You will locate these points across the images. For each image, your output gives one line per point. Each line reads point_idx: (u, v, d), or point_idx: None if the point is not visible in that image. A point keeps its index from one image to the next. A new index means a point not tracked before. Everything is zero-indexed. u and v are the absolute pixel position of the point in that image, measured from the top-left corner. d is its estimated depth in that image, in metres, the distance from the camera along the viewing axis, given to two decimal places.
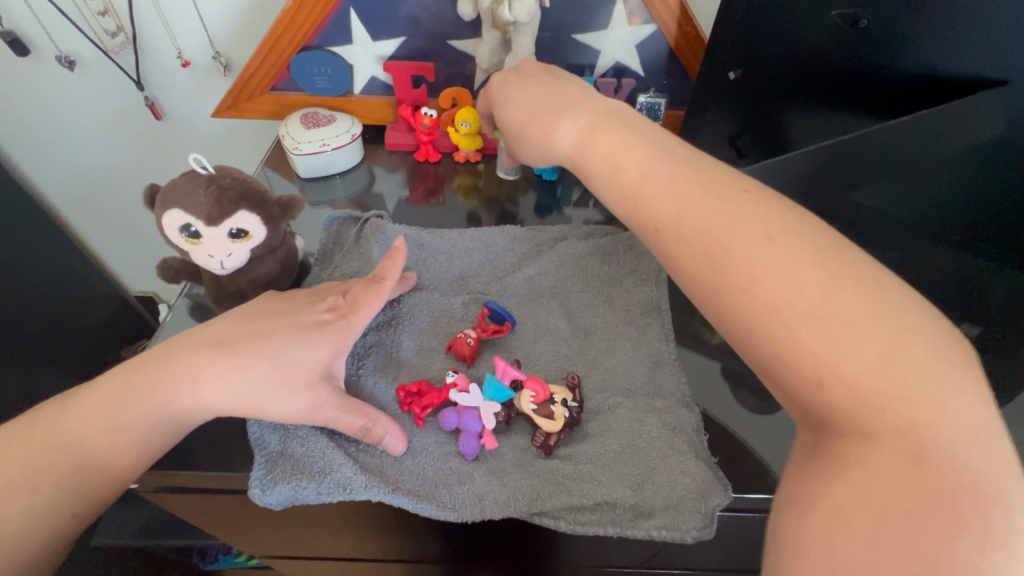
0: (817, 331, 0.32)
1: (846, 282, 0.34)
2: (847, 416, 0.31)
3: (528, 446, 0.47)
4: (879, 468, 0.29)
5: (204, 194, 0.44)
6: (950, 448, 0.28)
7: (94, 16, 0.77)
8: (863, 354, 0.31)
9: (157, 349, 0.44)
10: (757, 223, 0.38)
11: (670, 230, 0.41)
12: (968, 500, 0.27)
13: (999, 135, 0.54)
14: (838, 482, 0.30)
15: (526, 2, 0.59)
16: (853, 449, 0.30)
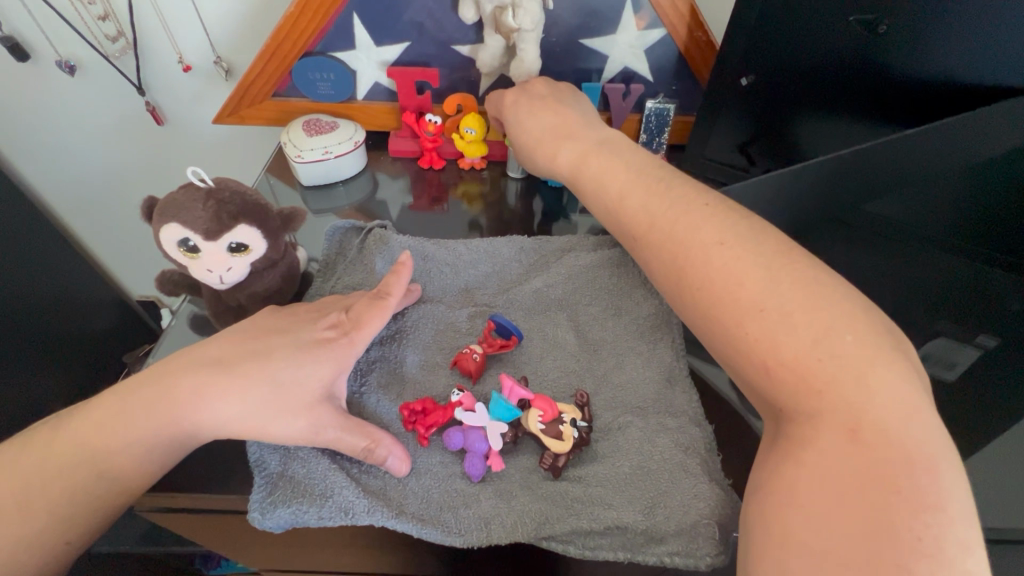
0: (766, 327, 0.35)
1: (787, 279, 0.36)
2: (801, 405, 0.33)
3: (536, 468, 0.46)
4: (829, 450, 0.31)
5: (202, 208, 0.43)
6: (888, 427, 0.30)
7: (94, 21, 0.76)
8: (804, 344, 0.34)
9: (154, 368, 0.43)
10: (712, 229, 0.41)
11: (641, 234, 0.45)
12: (905, 474, 0.29)
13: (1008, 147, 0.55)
14: (796, 466, 0.31)
15: (531, 8, 0.58)
16: (802, 432, 0.32)
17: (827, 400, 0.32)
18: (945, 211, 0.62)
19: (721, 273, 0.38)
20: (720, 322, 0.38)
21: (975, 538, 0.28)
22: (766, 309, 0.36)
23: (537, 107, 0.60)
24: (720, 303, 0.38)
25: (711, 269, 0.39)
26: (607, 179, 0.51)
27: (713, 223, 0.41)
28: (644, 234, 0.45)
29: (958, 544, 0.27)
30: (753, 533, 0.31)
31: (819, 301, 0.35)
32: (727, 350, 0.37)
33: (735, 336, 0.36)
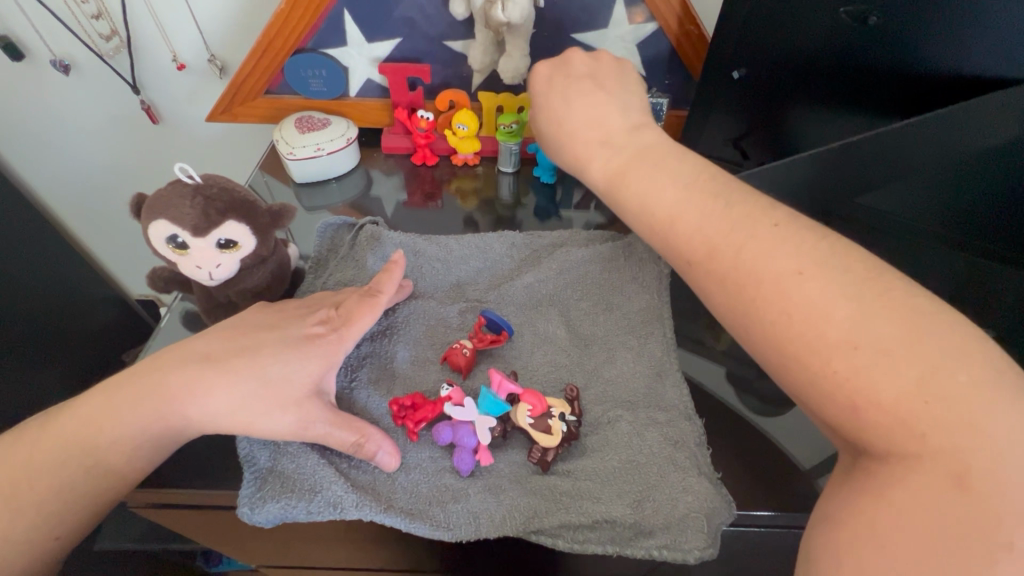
0: (858, 367, 0.31)
1: (882, 309, 0.32)
2: (900, 450, 0.29)
3: (525, 462, 0.46)
4: (925, 494, 0.28)
5: (189, 204, 0.43)
6: (1007, 480, 0.27)
7: (88, 19, 0.76)
8: (906, 388, 0.30)
9: (145, 364, 0.43)
10: (786, 250, 0.36)
11: (699, 257, 0.40)
12: (1019, 531, 0.26)
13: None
14: (880, 505, 0.29)
15: (519, 3, 0.58)
16: (895, 473, 0.29)
17: (934, 448, 0.28)
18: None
19: (804, 305, 0.34)
20: (802, 359, 0.33)
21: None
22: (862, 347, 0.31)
23: (571, 100, 0.53)
24: (795, 337, 0.33)
25: (789, 303, 0.34)
26: (655, 189, 0.44)
27: (789, 242, 0.36)
28: (702, 255, 0.39)
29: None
30: (824, 571, 0.29)
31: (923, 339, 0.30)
32: (808, 388, 0.33)
33: (814, 370, 0.32)
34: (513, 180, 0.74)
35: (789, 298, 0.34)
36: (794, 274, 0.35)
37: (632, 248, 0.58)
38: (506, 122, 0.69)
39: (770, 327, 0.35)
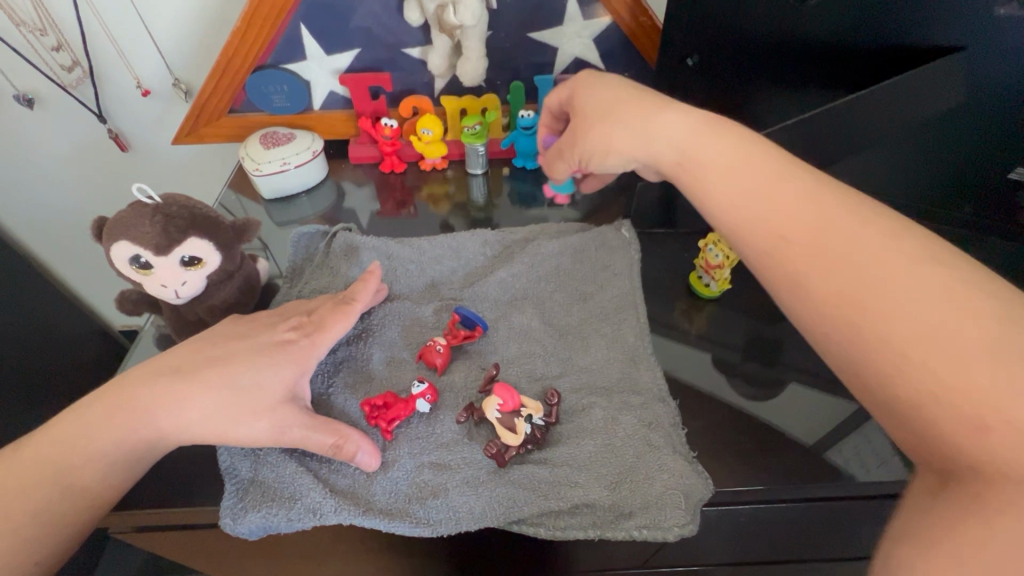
0: (881, 314, 0.30)
1: (910, 266, 0.31)
2: (967, 450, 0.26)
3: (482, 458, 0.45)
4: (997, 509, 0.24)
5: (150, 224, 0.44)
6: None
7: (48, 52, 0.76)
8: (979, 371, 0.26)
9: (117, 382, 0.43)
10: (855, 222, 0.34)
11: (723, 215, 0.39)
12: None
13: (972, 95, 0.54)
14: (952, 523, 0.25)
15: (471, 4, 0.58)
16: (969, 486, 0.25)
17: (1009, 447, 0.25)
18: (918, 179, 0.62)
19: (863, 270, 0.32)
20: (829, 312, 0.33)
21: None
22: (931, 323, 0.28)
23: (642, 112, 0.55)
24: (811, 280, 0.34)
25: (855, 263, 0.32)
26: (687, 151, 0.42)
27: (861, 219, 0.34)
28: (749, 218, 0.38)
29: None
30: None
31: (1001, 312, 0.28)
32: (837, 335, 0.32)
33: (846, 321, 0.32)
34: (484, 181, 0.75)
35: (848, 256, 0.33)
36: (846, 243, 0.33)
37: (603, 237, 0.60)
38: (470, 123, 0.70)
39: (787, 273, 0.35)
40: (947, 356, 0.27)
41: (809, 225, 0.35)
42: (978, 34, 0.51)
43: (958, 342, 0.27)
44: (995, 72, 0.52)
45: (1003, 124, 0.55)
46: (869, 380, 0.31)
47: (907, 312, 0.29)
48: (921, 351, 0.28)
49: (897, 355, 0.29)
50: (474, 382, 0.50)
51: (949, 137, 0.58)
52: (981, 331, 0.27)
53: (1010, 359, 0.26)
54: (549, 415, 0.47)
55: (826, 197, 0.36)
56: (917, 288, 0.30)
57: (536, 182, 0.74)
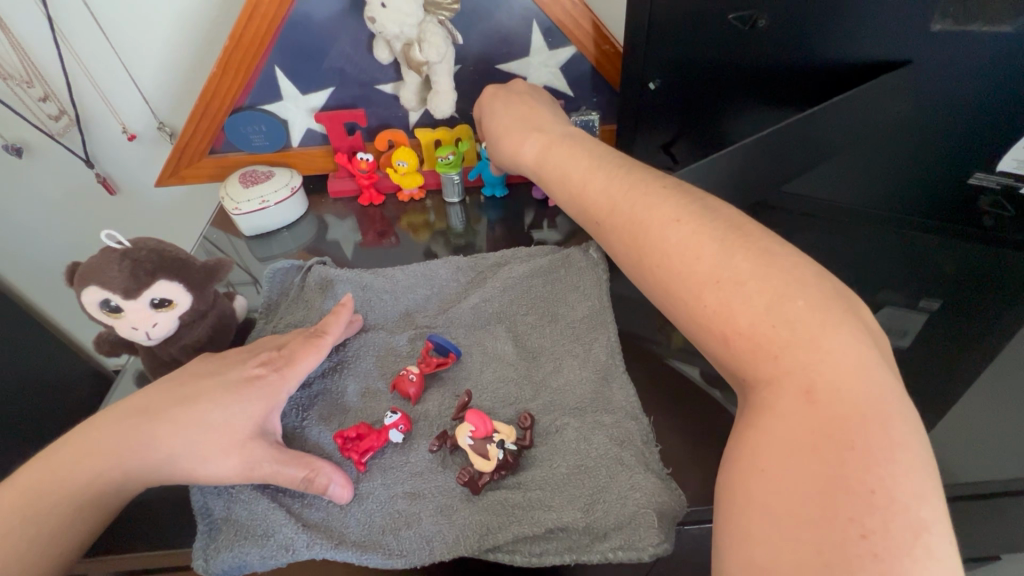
0: (723, 297, 0.34)
1: (743, 249, 0.35)
2: (759, 372, 0.32)
3: (457, 487, 0.45)
4: (785, 412, 0.30)
5: (118, 270, 0.45)
6: (839, 384, 0.30)
7: (36, 102, 0.78)
8: (758, 313, 0.33)
9: (93, 424, 0.44)
10: (669, 209, 0.40)
11: (605, 218, 0.44)
12: (855, 425, 0.28)
13: (924, 106, 0.56)
14: (757, 432, 0.31)
15: (435, 41, 0.61)
16: (762, 398, 0.32)
17: (784, 364, 0.31)
18: (885, 187, 0.64)
19: (676, 250, 0.37)
20: (682, 300, 0.36)
21: (930, 487, 0.27)
22: (723, 279, 0.34)
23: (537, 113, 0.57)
24: (674, 279, 0.37)
25: (668, 247, 0.38)
26: (570, 168, 0.49)
27: (674, 205, 0.40)
28: (608, 219, 0.43)
29: (914, 492, 0.26)
30: (721, 497, 0.30)
31: (768, 261, 0.34)
32: (667, 305, 0.38)
33: (695, 310, 0.35)
34: (460, 209, 0.76)
35: (665, 241, 0.38)
36: (691, 238, 0.37)
37: (572, 258, 0.61)
38: (444, 153, 0.71)
39: (657, 271, 0.38)
40: (736, 305, 0.34)
41: (641, 220, 0.40)
42: (920, 51, 0.52)
43: (785, 314, 0.32)
44: (944, 84, 0.54)
45: (958, 132, 0.57)
46: (694, 336, 0.36)
47: (710, 275, 0.35)
48: (722, 305, 0.34)
49: (705, 311, 0.35)
50: (449, 410, 0.50)
51: (908, 145, 0.59)
52: (757, 282, 0.34)
53: (777, 297, 0.33)
54: (523, 439, 0.47)
55: (672, 201, 0.40)
56: (750, 269, 0.34)
57: (513, 208, 0.76)
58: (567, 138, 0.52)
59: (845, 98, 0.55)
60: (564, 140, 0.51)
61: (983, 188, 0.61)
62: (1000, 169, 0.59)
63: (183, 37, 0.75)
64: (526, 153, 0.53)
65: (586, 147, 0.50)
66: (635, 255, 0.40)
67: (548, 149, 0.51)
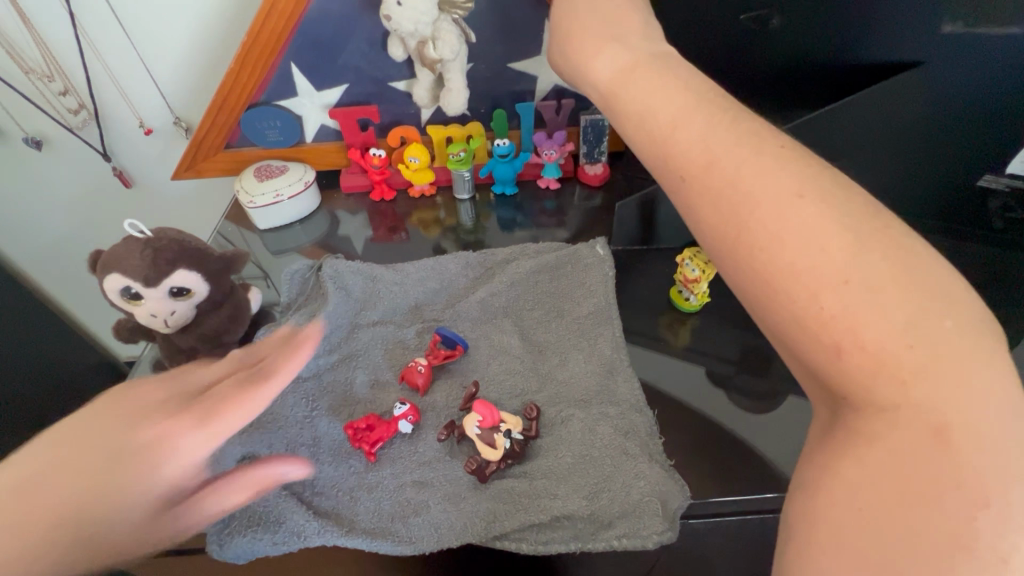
0: (851, 304, 0.24)
1: (878, 235, 0.25)
2: (874, 398, 0.23)
3: (464, 475, 0.46)
4: (902, 461, 0.22)
5: (139, 257, 0.46)
6: (989, 439, 0.21)
7: (56, 96, 0.80)
8: (896, 333, 0.23)
9: (50, 436, 0.31)
10: (789, 166, 0.27)
11: (691, 173, 0.29)
12: (1004, 489, 0.21)
13: (934, 109, 0.56)
14: (854, 478, 0.23)
15: (449, 39, 0.62)
16: (871, 432, 0.23)
17: (913, 401, 0.23)
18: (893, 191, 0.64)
19: (793, 224, 0.25)
20: (780, 296, 0.25)
21: None
22: (853, 279, 0.24)
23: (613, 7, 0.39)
24: (776, 264, 0.25)
25: (783, 219, 0.26)
26: (655, 96, 0.32)
27: (791, 165, 0.27)
28: (679, 174, 0.30)
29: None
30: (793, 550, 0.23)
31: (913, 259, 0.24)
32: (763, 286, 0.26)
33: (800, 315, 0.25)
34: (470, 206, 0.77)
35: (774, 210, 0.26)
36: (810, 216, 0.25)
37: (579, 254, 0.61)
38: (455, 150, 0.73)
39: (736, 256, 0.27)
40: (865, 312, 0.23)
41: (742, 178, 0.27)
42: (931, 51, 0.53)
43: (929, 337, 0.23)
44: (953, 87, 0.54)
45: (966, 137, 0.58)
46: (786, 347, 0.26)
47: (839, 271, 0.24)
48: (845, 314, 0.24)
49: (816, 318, 0.24)
50: (456, 400, 0.51)
51: (914, 151, 0.60)
52: (899, 287, 0.23)
53: (923, 309, 0.23)
54: (528, 429, 0.48)
55: (785, 162, 0.27)
56: (887, 270, 0.24)
57: (520, 205, 0.77)
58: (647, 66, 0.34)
59: (855, 100, 0.56)
60: (644, 65, 0.35)
61: (993, 191, 0.61)
62: (1010, 171, 0.59)
63: (200, 34, 0.76)
64: (596, 72, 0.36)
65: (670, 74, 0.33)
66: (707, 231, 0.29)
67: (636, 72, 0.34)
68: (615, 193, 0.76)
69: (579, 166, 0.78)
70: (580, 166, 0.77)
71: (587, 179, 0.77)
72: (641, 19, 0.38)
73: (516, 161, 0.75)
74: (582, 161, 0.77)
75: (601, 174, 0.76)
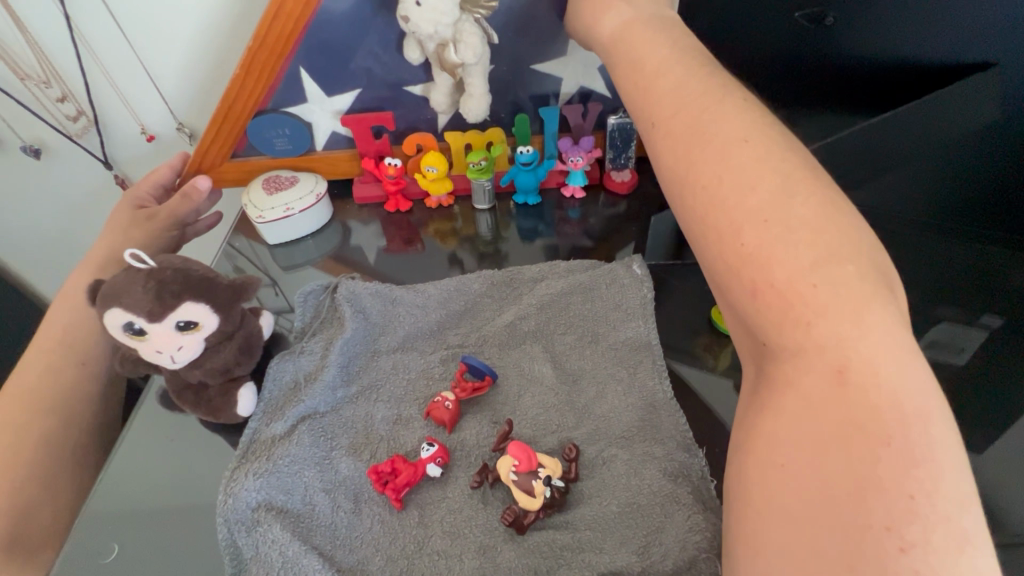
0: (765, 238, 0.30)
1: (803, 193, 0.31)
2: (788, 340, 0.29)
3: (499, 525, 0.42)
4: (814, 394, 0.28)
5: (143, 290, 0.42)
6: (876, 368, 0.27)
7: (53, 102, 0.76)
8: (801, 267, 0.29)
9: None
10: (739, 127, 0.34)
11: (665, 125, 0.37)
12: (894, 421, 0.26)
13: (1002, 118, 0.52)
14: (778, 414, 0.29)
15: (472, 42, 0.57)
16: (783, 376, 0.29)
17: (816, 331, 0.28)
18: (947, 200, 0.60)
19: (732, 173, 0.32)
20: (715, 230, 0.32)
21: (966, 491, 0.25)
22: (771, 219, 0.30)
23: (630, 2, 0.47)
24: (717, 204, 0.32)
25: (725, 167, 0.33)
26: (665, 70, 0.40)
27: (740, 123, 0.35)
28: (664, 124, 0.37)
29: (951, 497, 0.25)
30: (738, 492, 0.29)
31: (828, 217, 0.30)
32: (719, 265, 0.32)
33: (728, 247, 0.31)
34: (491, 216, 0.73)
35: (723, 160, 0.33)
36: (748, 170, 0.32)
37: (614, 274, 0.56)
38: (475, 159, 0.68)
39: (691, 191, 0.34)
40: (777, 251, 0.29)
41: (706, 132, 0.35)
42: (1009, 51, 0.48)
43: (828, 271, 0.29)
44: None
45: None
46: (719, 282, 0.32)
47: (758, 213, 0.31)
48: (761, 249, 0.30)
49: (740, 251, 0.31)
50: (487, 439, 0.47)
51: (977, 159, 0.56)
52: (808, 234, 0.30)
53: (828, 255, 0.29)
54: (569, 472, 0.44)
55: (739, 126, 0.34)
56: (801, 221, 0.30)
57: (544, 216, 0.72)
58: (657, 43, 0.42)
59: None
60: (660, 48, 0.42)
61: None
62: None
63: (203, 35, 0.72)
64: (609, 47, 0.47)
65: (682, 55, 0.41)
66: (676, 169, 0.35)
67: (650, 50, 0.42)
68: (644, 202, 0.72)
69: (605, 172, 0.73)
70: (606, 173, 0.73)
71: (613, 186, 0.72)
72: (662, 26, 0.44)
73: (540, 169, 0.71)
74: (609, 167, 0.72)
75: (629, 181, 0.72)
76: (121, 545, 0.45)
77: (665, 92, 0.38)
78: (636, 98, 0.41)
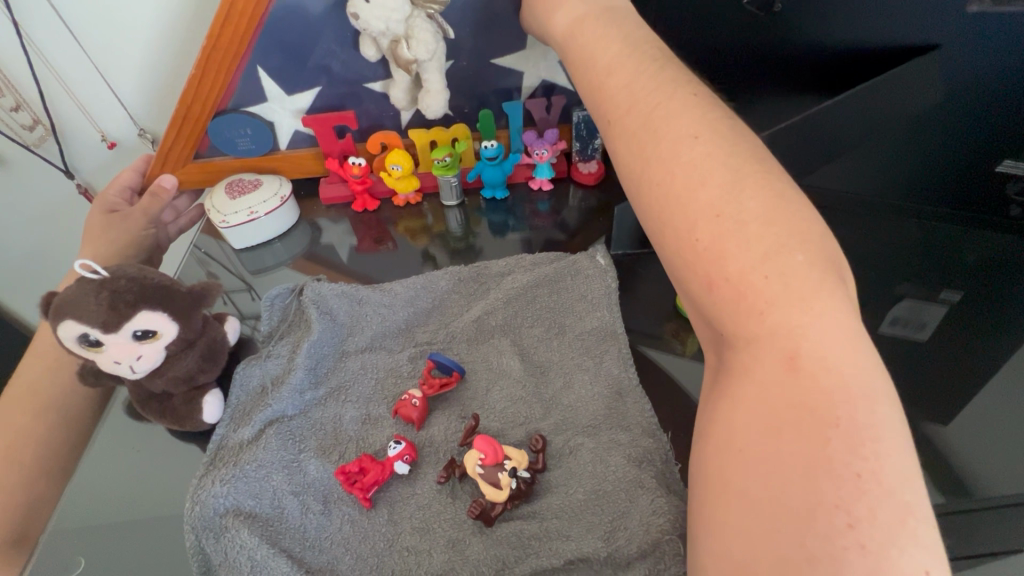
0: (717, 232, 0.30)
1: (752, 185, 0.31)
2: (744, 329, 0.29)
3: (468, 518, 0.43)
4: (765, 380, 0.28)
5: (96, 301, 0.41)
6: (826, 354, 0.27)
7: (7, 113, 0.75)
8: (752, 257, 0.29)
9: None
10: (688, 122, 0.35)
11: (620, 120, 0.38)
12: (841, 403, 0.26)
13: (946, 99, 0.53)
14: (734, 400, 0.29)
15: (424, 37, 0.57)
16: (740, 362, 0.29)
17: (769, 320, 0.28)
18: (902, 180, 0.62)
19: (685, 167, 0.33)
20: (671, 224, 0.32)
21: (910, 467, 0.26)
22: (722, 213, 0.31)
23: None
24: (670, 198, 0.33)
25: (677, 163, 0.33)
26: (614, 65, 0.40)
27: (691, 118, 0.35)
28: (618, 120, 0.38)
29: (896, 472, 0.25)
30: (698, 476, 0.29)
31: (777, 207, 0.31)
32: (674, 259, 0.32)
33: (683, 240, 0.32)
34: (459, 212, 0.73)
35: (675, 156, 0.33)
36: (699, 166, 0.33)
37: (578, 266, 0.57)
38: (440, 156, 0.68)
39: (647, 188, 0.34)
40: (728, 243, 0.30)
41: (656, 128, 0.35)
42: (951, 33, 0.49)
43: (778, 260, 0.29)
44: (966, 75, 0.52)
45: (968, 125, 0.55)
46: (677, 274, 0.33)
47: (710, 207, 0.31)
48: (713, 241, 0.30)
49: (694, 246, 0.31)
50: (455, 434, 0.48)
51: (928, 138, 0.57)
52: (758, 225, 0.30)
53: (777, 245, 0.29)
54: (535, 463, 0.45)
55: (691, 123, 0.35)
56: (752, 212, 0.30)
57: (512, 210, 0.73)
58: (606, 37, 0.42)
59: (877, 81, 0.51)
60: (610, 42, 0.42)
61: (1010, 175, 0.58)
62: None
63: (159, 39, 0.70)
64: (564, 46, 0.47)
65: (628, 49, 0.41)
66: (633, 167, 0.36)
67: (601, 45, 0.42)
68: (611, 192, 0.72)
69: (572, 164, 0.73)
70: (573, 164, 0.73)
71: (580, 178, 0.72)
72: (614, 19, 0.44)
73: (506, 163, 0.71)
74: (575, 158, 0.72)
75: (595, 172, 0.72)
76: (89, 557, 0.45)
77: (614, 85, 0.39)
78: (590, 97, 0.41)
